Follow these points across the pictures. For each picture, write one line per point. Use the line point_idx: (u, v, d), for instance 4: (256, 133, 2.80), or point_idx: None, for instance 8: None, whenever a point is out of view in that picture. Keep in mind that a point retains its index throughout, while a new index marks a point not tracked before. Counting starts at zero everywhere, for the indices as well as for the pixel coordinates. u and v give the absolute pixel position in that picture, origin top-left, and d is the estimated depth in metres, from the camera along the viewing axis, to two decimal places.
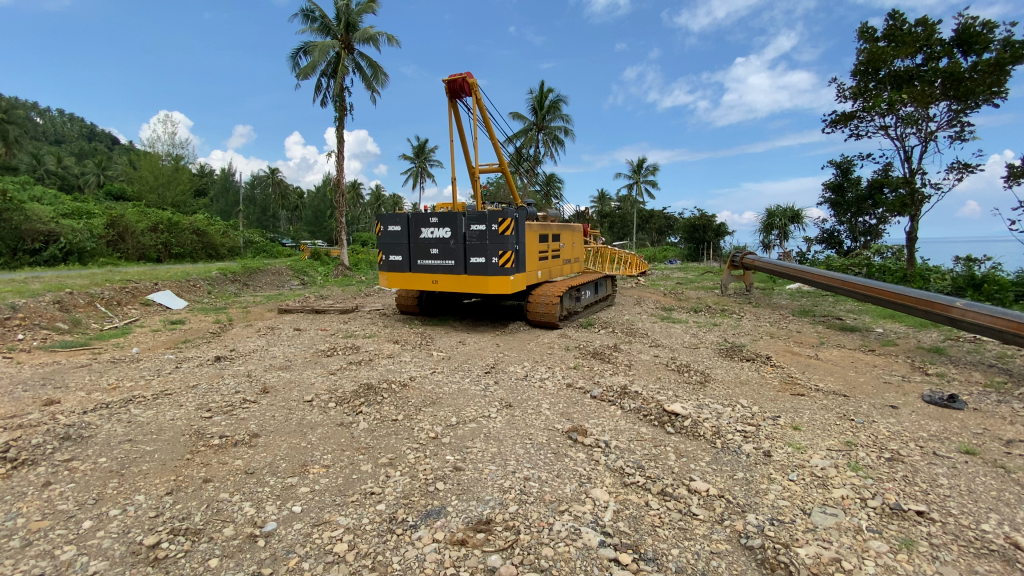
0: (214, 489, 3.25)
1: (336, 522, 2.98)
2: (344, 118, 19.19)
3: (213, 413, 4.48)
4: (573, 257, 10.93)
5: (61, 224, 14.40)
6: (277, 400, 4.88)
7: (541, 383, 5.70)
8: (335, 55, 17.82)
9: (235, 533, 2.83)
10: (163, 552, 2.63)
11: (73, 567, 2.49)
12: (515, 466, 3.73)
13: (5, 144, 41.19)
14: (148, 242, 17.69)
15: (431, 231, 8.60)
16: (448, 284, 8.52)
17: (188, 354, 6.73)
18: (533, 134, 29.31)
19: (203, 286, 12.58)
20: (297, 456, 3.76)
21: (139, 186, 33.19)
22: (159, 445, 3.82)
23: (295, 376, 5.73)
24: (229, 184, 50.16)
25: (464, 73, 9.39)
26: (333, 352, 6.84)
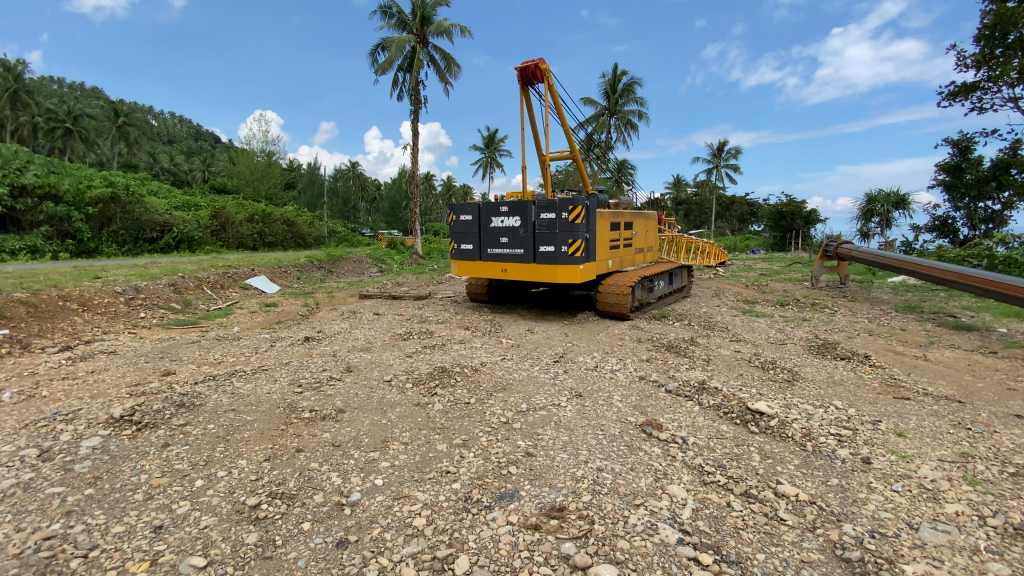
0: (305, 459, 3.48)
1: (414, 497, 3.09)
2: (419, 111, 19.76)
3: (302, 388, 4.82)
4: (646, 246, 10.56)
5: (174, 215, 16.07)
6: (360, 379, 5.17)
7: (613, 374, 5.59)
8: (410, 50, 18.33)
9: (325, 500, 3.02)
10: (263, 513, 2.86)
11: (188, 521, 2.77)
12: (588, 456, 3.67)
13: (127, 143, 46.71)
14: (245, 232, 19.36)
15: (501, 220, 8.64)
16: (517, 273, 8.54)
17: (281, 334, 7.30)
18: (604, 119, 28.64)
19: (292, 272, 13.58)
20: (378, 432, 3.95)
21: (237, 180, 36.25)
22: (258, 416, 4.16)
23: (375, 357, 6.03)
24: (314, 178, 53.71)
25: (537, 60, 9.30)
26: (409, 336, 7.12)
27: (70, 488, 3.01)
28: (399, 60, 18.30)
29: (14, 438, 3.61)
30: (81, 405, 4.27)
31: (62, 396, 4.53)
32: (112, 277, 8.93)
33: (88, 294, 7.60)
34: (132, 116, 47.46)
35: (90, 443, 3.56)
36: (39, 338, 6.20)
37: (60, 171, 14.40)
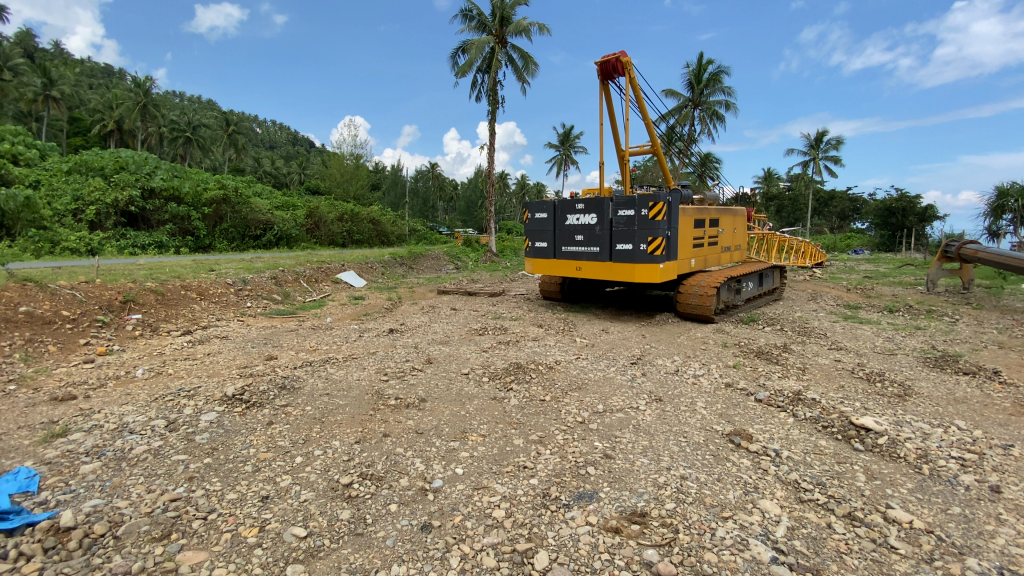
0: (391, 443, 3.66)
1: (493, 489, 3.14)
2: (497, 110, 20.07)
3: (388, 376, 5.09)
4: (732, 244, 9.98)
5: (275, 215, 17.52)
6: (439, 370, 5.36)
7: (695, 379, 5.33)
8: (489, 51, 18.67)
9: (409, 484, 3.16)
10: (355, 491, 3.04)
11: (290, 493, 3.01)
12: (670, 462, 3.53)
13: (236, 149, 51.79)
14: (336, 230, 20.77)
15: (577, 217, 8.55)
16: (592, 272, 8.40)
17: (368, 325, 7.75)
18: (687, 111, 27.45)
19: (377, 268, 14.37)
20: (458, 423, 4.06)
21: (330, 181, 38.98)
22: (349, 400, 4.45)
23: (453, 350, 6.22)
24: (398, 180, 56.50)
25: (618, 52, 9.10)
26: (485, 331, 7.25)
27: (191, 456, 3.38)
28: (479, 62, 18.69)
29: (147, 409, 4.12)
30: (200, 383, 4.79)
31: (184, 374, 5.11)
32: (223, 270, 9.93)
33: (204, 285, 8.50)
34: (241, 125, 52.53)
35: (208, 417, 3.97)
36: (166, 323, 7.04)
37: (183, 176, 16.28)
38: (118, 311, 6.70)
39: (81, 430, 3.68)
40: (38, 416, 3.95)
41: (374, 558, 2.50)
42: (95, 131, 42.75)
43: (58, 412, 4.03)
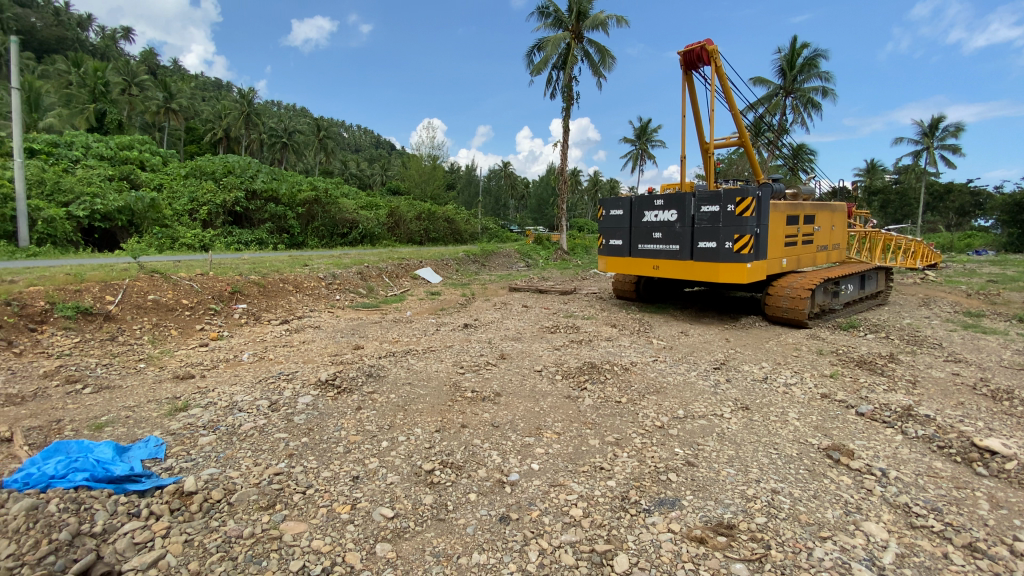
0: (469, 434, 3.76)
1: (570, 487, 3.13)
2: (572, 107, 19.91)
3: (464, 369, 5.23)
4: (829, 243, 9.20)
5: (360, 214, 18.62)
6: (513, 366, 5.42)
7: (786, 389, 4.97)
8: (565, 46, 18.52)
9: (487, 476, 3.22)
10: (436, 478, 3.16)
11: (377, 475, 3.19)
12: (759, 475, 3.32)
13: (325, 153, 55.63)
14: (414, 228, 21.67)
15: (655, 214, 8.27)
16: (671, 271, 8.09)
17: (444, 320, 8.01)
18: (777, 100, 25.65)
19: (452, 265, 14.81)
20: (533, 419, 4.08)
21: (409, 182, 40.77)
22: (429, 390, 4.63)
23: (526, 347, 6.26)
24: (472, 179, 57.92)
25: (703, 41, 8.69)
26: (557, 329, 7.23)
27: (291, 435, 3.68)
28: (554, 59, 18.63)
29: (253, 389, 4.54)
30: (297, 368, 5.21)
31: (282, 360, 5.58)
32: (316, 265, 10.70)
33: (299, 278, 9.21)
34: (329, 130, 56.32)
35: (305, 400, 4.30)
36: (266, 312, 7.71)
37: (281, 179, 17.72)
38: (227, 300, 7.44)
39: (199, 406, 4.13)
40: (164, 391, 4.49)
41: (456, 545, 2.58)
42: (208, 139, 47.76)
43: (179, 389, 4.56)
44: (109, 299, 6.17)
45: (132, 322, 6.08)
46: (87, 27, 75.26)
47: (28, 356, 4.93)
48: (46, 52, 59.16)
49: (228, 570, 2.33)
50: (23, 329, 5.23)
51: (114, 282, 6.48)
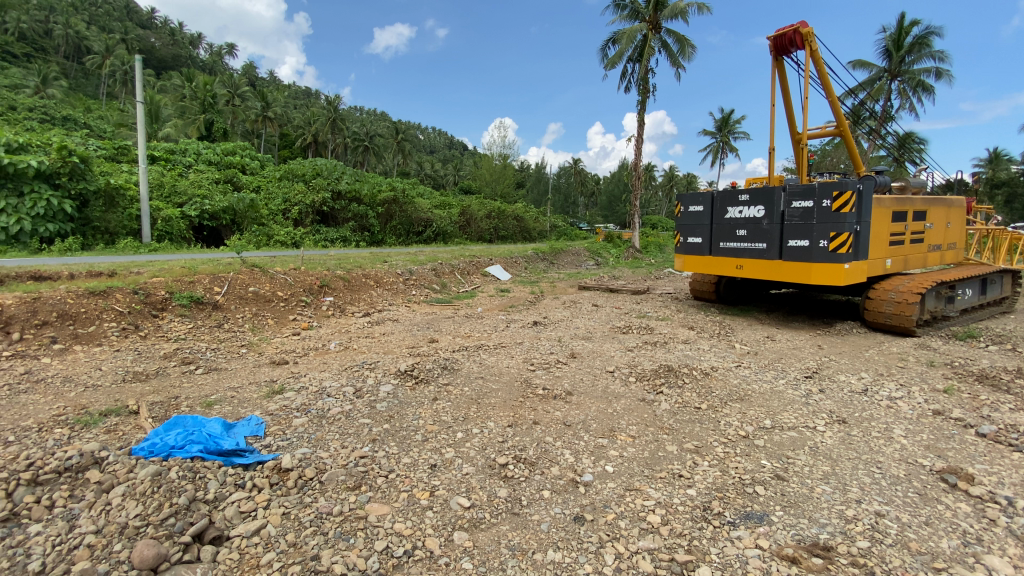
0: (541, 432, 3.76)
1: (647, 493, 3.03)
2: (648, 100, 19.33)
3: (535, 367, 5.24)
4: (943, 243, 8.22)
5: (434, 213, 19.29)
6: (584, 365, 5.35)
7: (890, 403, 4.49)
8: (642, 38, 17.99)
9: (560, 474, 3.20)
10: (511, 472, 3.19)
11: (453, 465, 3.27)
12: (860, 495, 3.03)
13: (402, 154, 58.16)
14: (484, 226, 22.06)
15: (739, 210, 7.81)
16: (757, 271, 7.62)
17: (515, 317, 8.07)
18: (881, 84, 23.34)
19: (522, 262, 14.92)
20: (606, 420, 4.00)
21: (480, 181, 41.64)
22: (501, 386, 4.68)
23: (597, 346, 6.16)
24: (542, 177, 58.02)
25: (796, 24, 8.07)
26: (630, 330, 7.05)
27: (373, 421, 3.88)
28: (630, 51, 18.16)
29: (339, 376, 4.84)
30: (378, 358, 5.49)
31: (365, 350, 5.90)
32: (394, 261, 11.19)
33: (380, 273, 9.68)
34: (406, 132, 58.78)
35: (386, 389, 4.52)
36: (350, 305, 8.20)
37: (363, 180, 18.74)
38: (316, 293, 7.99)
39: (292, 390, 4.46)
40: (263, 375, 4.90)
41: (531, 540, 2.59)
42: (298, 144, 51.57)
43: (275, 373, 4.96)
44: (217, 290, 6.83)
45: (236, 311, 6.70)
46: (199, 46, 83.85)
47: (152, 339, 5.59)
48: (166, 70, 66.64)
49: (319, 543, 2.49)
50: (148, 315, 5.92)
51: (221, 274, 7.16)
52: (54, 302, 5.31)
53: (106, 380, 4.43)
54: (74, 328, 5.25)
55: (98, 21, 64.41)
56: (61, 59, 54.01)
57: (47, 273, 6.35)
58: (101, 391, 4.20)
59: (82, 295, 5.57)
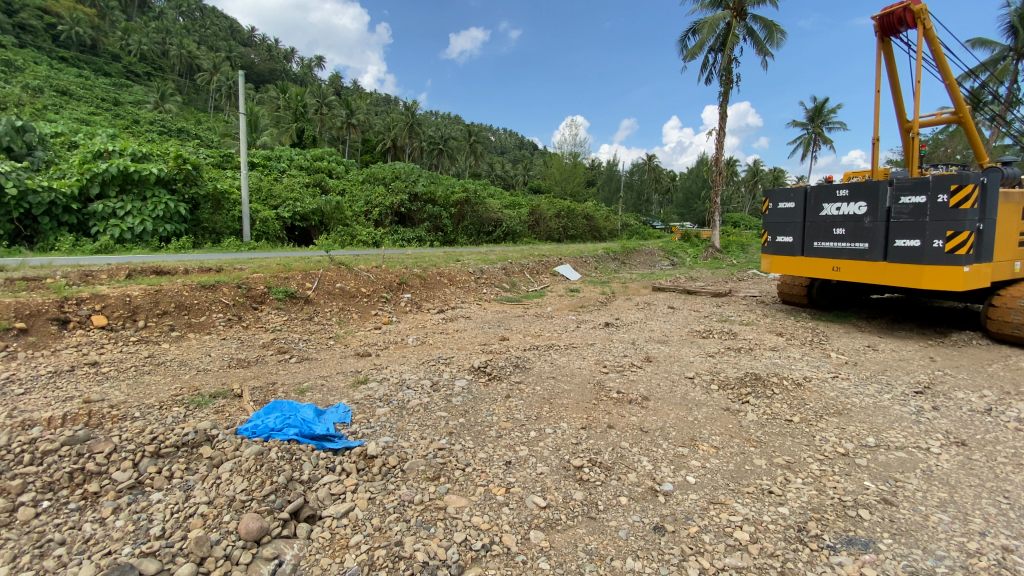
0: (617, 436, 3.66)
1: (732, 507, 2.86)
2: (730, 91, 18.32)
3: (609, 369, 5.12)
4: None
5: (504, 213, 19.57)
6: (660, 370, 5.17)
7: (1022, 426, 3.91)
8: (725, 27, 17.10)
9: (638, 481, 3.10)
10: (586, 475, 3.13)
11: (528, 464, 3.27)
12: (986, 528, 2.66)
13: (474, 155, 59.44)
14: (554, 226, 22.03)
15: (837, 207, 7.18)
16: (856, 273, 6.98)
17: (586, 317, 7.95)
18: (1006, 64, 20.52)
19: (592, 262, 14.69)
20: (686, 428, 3.83)
21: (550, 180, 41.64)
22: (574, 386, 4.63)
23: (674, 351, 5.92)
24: (614, 175, 56.93)
25: (906, 1, 7.25)
26: (710, 334, 6.71)
27: (450, 414, 3.98)
28: (711, 41, 17.32)
29: (417, 369, 5.03)
30: (452, 354, 5.64)
31: (440, 345, 6.08)
32: (466, 260, 11.45)
33: (453, 271, 9.95)
34: (478, 134, 60.01)
35: (461, 383, 4.63)
36: (426, 302, 8.51)
37: (437, 182, 19.39)
38: (395, 290, 8.36)
39: (375, 380, 4.70)
40: (348, 365, 5.20)
41: (608, 546, 2.52)
42: (378, 148, 54.31)
43: (359, 364, 5.24)
44: (308, 285, 7.34)
45: (324, 305, 7.18)
46: (291, 60, 90.67)
47: (253, 329, 6.12)
48: (263, 83, 72.81)
49: (402, 529, 2.59)
50: (249, 307, 6.49)
51: (312, 271, 7.69)
52: (172, 294, 5.95)
53: (214, 365, 4.91)
54: (188, 317, 5.86)
55: (207, 42, 71.60)
56: (178, 78, 60.65)
57: (168, 268, 7.15)
58: (211, 374, 4.66)
59: (195, 289, 6.20)
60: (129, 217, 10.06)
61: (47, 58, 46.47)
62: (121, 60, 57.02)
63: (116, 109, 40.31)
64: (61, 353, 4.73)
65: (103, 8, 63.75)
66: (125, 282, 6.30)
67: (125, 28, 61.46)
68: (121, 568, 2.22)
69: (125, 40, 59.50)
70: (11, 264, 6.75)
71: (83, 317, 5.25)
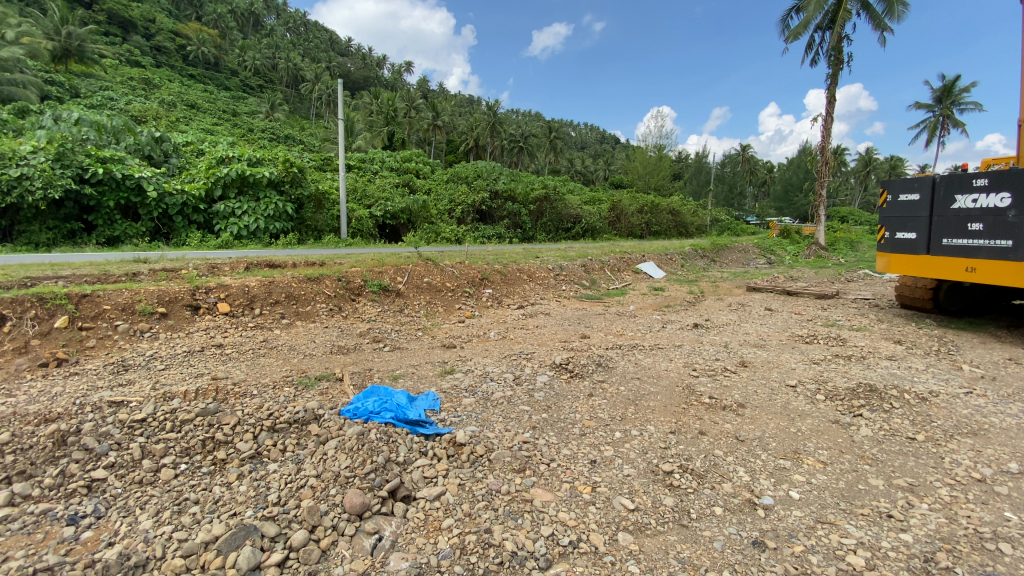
0: (709, 443, 3.49)
1: (844, 529, 2.61)
2: (839, 73, 16.66)
3: (698, 372, 4.88)
4: None
5: (584, 209, 19.36)
6: (757, 376, 4.83)
7: None
8: (835, 2, 15.55)
9: (734, 492, 2.93)
10: (676, 481, 3.01)
11: (614, 464, 3.21)
12: None
13: (555, 151, 59.34)
14: (636, 222, 21.48)
15: (973, 199, 6.27)
16: (996, 275, 6.07)
17: (672, 317, 7.64)
18: None
19: (678, 260, 14.08)
20: (788, 440, 3.55)
21: (633, 174, 40.59)
22: (661, 389, 4.47)
23: (772, 356, 5.51)
24: (702, 167, 54.17)
25: None
26: (814, 339, 6.17)
27: (533, 409, 4.01)
28: (818, 19, 15.85)
29: (500, 363, 5.12)
30: (534, 349, 5.68)
31: (521, 340, 6.15)
32: (545, 256, 11.47)
33: (533, 268, 10.01)
34: (559, 130, 59.82)
35: (544, 379, 4.65)
36: (507, 298, 8.64)
37: (518, 179, 19.59)
38: (477, 285, 8.58)
39: (460, 371, 4.88)
40: (436, 356, 5.43)
41: (702, 556, 2.41)
42: (461, 148, 55.97)
43: (445, 355, 5.45)
44: (399, 279, 7.74)
45: (413, 299, 7.54)
46: (383, 66, 96.10)
47: (351, 319, 6.59)
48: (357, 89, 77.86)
49: (490, 518, 2.66)
50: (348, 299, 6.98)
51: (402, 266, 8.10)
52: (283, 285, 6.55)
53: (318, 350, 5.35)
54: (296, 307, 6.43)
55: (310, 54, 77.89)
56: (285, 89, 66.54)
57: (279, 262, 7.88)
58: (316, 359, 5.09)
59: (302, 281, 6.77)
60: (246, 216, 11.23)
61: (180, 77, 53.05)
62: (239, 75, 63.68)
63: (233, 119, 45.10)
64: (193, 335, 5.40)
65: (225, 30, 71.41)
66: (244, 273, 7.03)
67: (241, 46, 68.43)
68: (247, 529, 2.48)
69: (241, 57, 66.32)
70: (154, 258, 7.80)
71: (211, 303, 5.93)
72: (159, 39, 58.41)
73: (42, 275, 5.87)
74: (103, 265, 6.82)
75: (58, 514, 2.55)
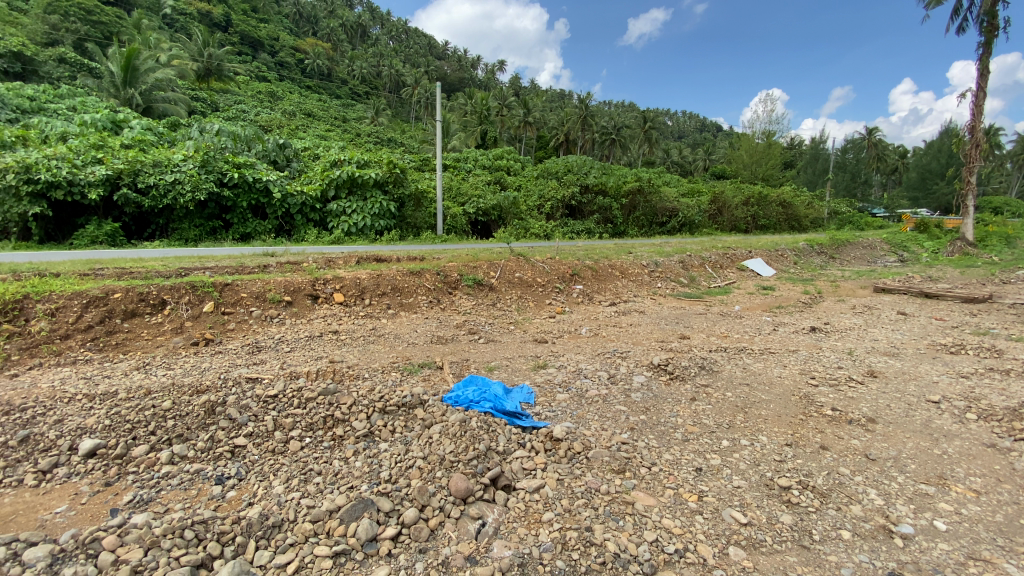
0: (832, 459, 3.17)
1: (1003, 568, 2.24)
2: (995, 40, 14.20)
3: (818, 382, 4.44)
4: None
5: (682, 202, 18.42)
6: (889, 389, 4.29)
7: None
8: None
9: (864, 516, 2.64)
10: (795, 498, 2.77)
11: (722, 474, 3.04)
12: None
13: (649, 143, 57.14)
14: (740, 215, 20.09)
15: None
16: None
17: (783, 319, 7.04)
18: None
19: (789, 257, 12.92)
20: (931, 463, 3.12)
21: (737, 163, 37.95)
22: (774, 397, 4.13)
23: (908, 367, 4.87)
24: (817, 154, 49.16)
25: None
26: (960, 350, 5.35)
27: (630, 410, 3.91)
28: None
29: (594, 361, 5.06)
30: (630, 348, 5.53)
31: (615, 338, 6.03)
32: (639, 252, 11.09)
33: (626, 264, 9.74)
34: (654, 120, 57.52)
35: (641, 379, 4.51)
36: (599, 294, 8.50)
37: (610, 173, 19.15)
38: (568, 281, 8.55)
39: (554, 366, 4.89)
40: (529, 350, 5.50)
41: None
42: (552, 143, 55.89)
43: (539, 350, 5.49)
44: (493, 274, 7.94)
45: (506, 293, 7.70)
46: (477, 66, 98.69)
47: (449, 311, 6.89)
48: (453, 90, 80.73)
49: (591, 516, 2.64)
50: (446, 292, 7.30)
51: (496, 261, 8.28)
52: (389, 278, 7.00)
53: (420, 340, 5.66)
54: (400, 298, 6.85)
55: (411, 59, 82.17)
56: (387, 93, 70.87)
57: (385, 257, 8.44)
58: (419, 348, 5.38)
59: (406, 274, 7.17)
60: (355, 215, 12.18)
61: (300, 88, 58.65)
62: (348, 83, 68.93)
63: (343, 125, 49.02)
64: (314, 321, 5.97)
65: (336, 42, 77.56)
66: (355, 267, 7.63)
67: (350, 56, 73.95)
68: (365, 502, 2.70)
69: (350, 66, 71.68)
70: (280, 252, 8.75)
71: (328, 293, 6.51)
72: (282, 55, 64.97)
73: (193, 265, 6.84)
74: (240, 258, 7.77)
75: (208, 474, 2.96)
